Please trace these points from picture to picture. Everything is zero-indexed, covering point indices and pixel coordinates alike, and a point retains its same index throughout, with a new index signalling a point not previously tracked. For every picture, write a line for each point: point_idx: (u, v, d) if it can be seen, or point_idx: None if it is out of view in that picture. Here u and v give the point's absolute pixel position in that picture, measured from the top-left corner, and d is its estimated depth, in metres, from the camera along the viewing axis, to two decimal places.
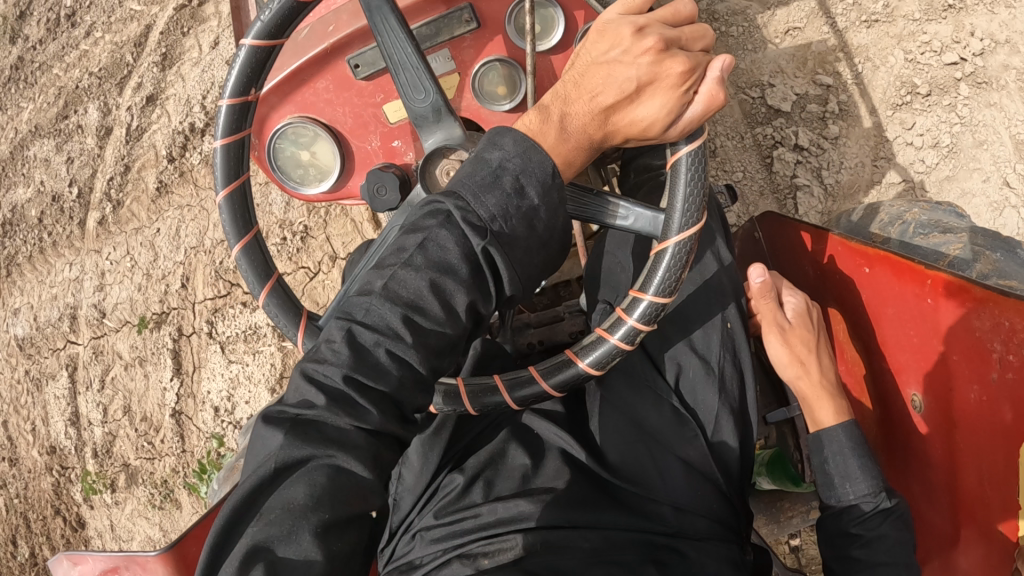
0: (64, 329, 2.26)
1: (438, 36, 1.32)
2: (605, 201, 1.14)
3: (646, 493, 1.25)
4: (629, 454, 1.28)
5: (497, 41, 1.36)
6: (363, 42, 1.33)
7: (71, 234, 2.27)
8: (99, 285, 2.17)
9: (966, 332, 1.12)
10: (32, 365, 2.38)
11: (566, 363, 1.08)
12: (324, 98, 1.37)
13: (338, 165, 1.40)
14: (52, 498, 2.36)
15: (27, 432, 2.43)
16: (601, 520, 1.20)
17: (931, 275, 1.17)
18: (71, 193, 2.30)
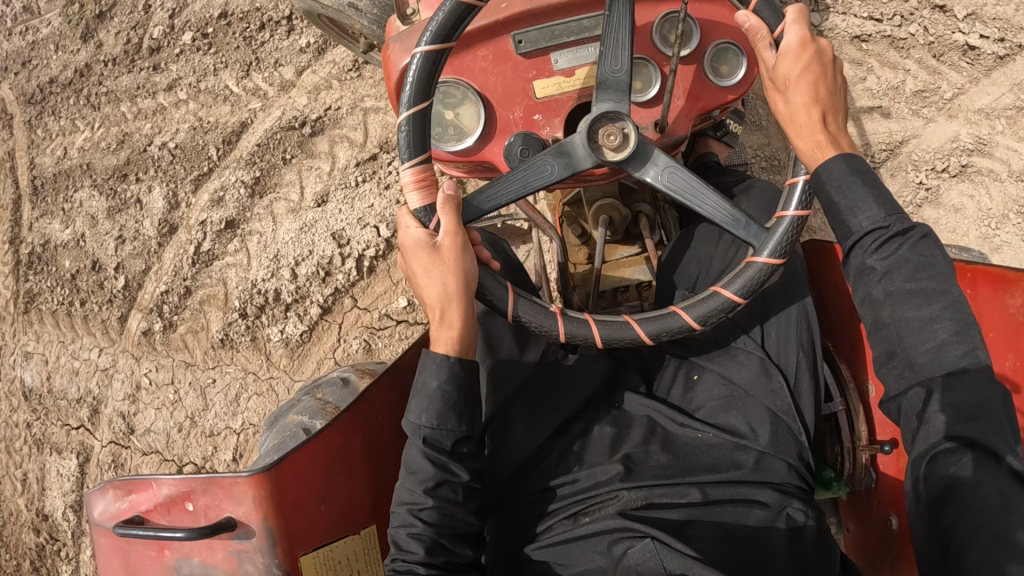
0: (80, 414, 2.14)
1: (592, 28, 1.29)
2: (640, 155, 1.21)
3: (732, 449, 1.25)
4: (720, 416, 1.30)
5: (646, 47, 1.30)
6: (532, 21, 1.30)
7: (104, 318, 2.10)
8: (131, 393, 2.02)
9: (1000, 313, 1.16)
10: (37, 420, 2.28)
11: (714, 295, 1.19)
12: (479, 68, 1.31)
13: (482, 129, 1.32)
14: (33, 559, 2.30)
15: (17, 479, 2.35)
16: (694, 481, 1.24)
17: (971, 267, 1.19)
18: (114, 272, 2.10)
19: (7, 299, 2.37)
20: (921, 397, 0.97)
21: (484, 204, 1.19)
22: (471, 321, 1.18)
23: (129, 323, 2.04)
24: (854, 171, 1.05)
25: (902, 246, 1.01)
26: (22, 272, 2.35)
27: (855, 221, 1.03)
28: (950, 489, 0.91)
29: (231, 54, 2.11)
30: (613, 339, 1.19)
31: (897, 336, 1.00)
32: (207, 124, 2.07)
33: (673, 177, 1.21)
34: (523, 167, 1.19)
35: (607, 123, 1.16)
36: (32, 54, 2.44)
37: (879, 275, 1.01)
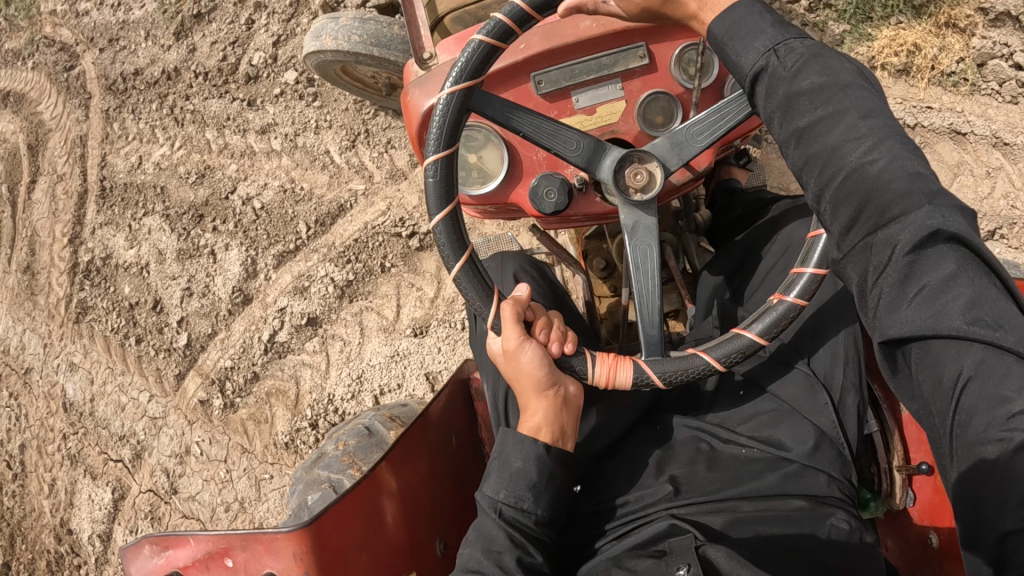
0: (118, 449, 2.09)
1: (612, 66, 1.29)
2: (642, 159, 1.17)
3: (774, 462, 1.23)
4: (765, 430, 1.27)
5: (665, 79, 1.30)
6: (551, 61, 1.29)
7: (158, 365, 2.01)
8: (179, 453, 1.96)
9: None
10: (73, 436, 2.24)
11: (739, 334, 1.17)
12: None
13: (506, 171, 1.33)
14: (50, 565, 2.31)
15: (45, 480, 2.33)
16: (740, 496, 1.21)
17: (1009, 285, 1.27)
18: (175, 324, 1.98)
19: (61, 301, 2.34)
20: (880, 244, 0.82)
21: (651, 326, 1.19)
22: (555, 403, 1.19)
23: (186, 383, 1.95)
24: (727, 30, 0.97)
25: (810, 78, 0.90)
26: (80, 279, 2.29)
27: (744, 64, 0.95)
28: (937, 372, 0.77)
29: (337, 115, 1.95)
30: (679, 371, 1.15)
31: (833, 210, 0.87)
32: (298, 191, 1.92)
33: (698, 133, 1.20)
34: (636, 265, 1.21)
35: (634, 163, 1.16)
36: (120, 34, 2.47)
37: (795, 92, 0.91)
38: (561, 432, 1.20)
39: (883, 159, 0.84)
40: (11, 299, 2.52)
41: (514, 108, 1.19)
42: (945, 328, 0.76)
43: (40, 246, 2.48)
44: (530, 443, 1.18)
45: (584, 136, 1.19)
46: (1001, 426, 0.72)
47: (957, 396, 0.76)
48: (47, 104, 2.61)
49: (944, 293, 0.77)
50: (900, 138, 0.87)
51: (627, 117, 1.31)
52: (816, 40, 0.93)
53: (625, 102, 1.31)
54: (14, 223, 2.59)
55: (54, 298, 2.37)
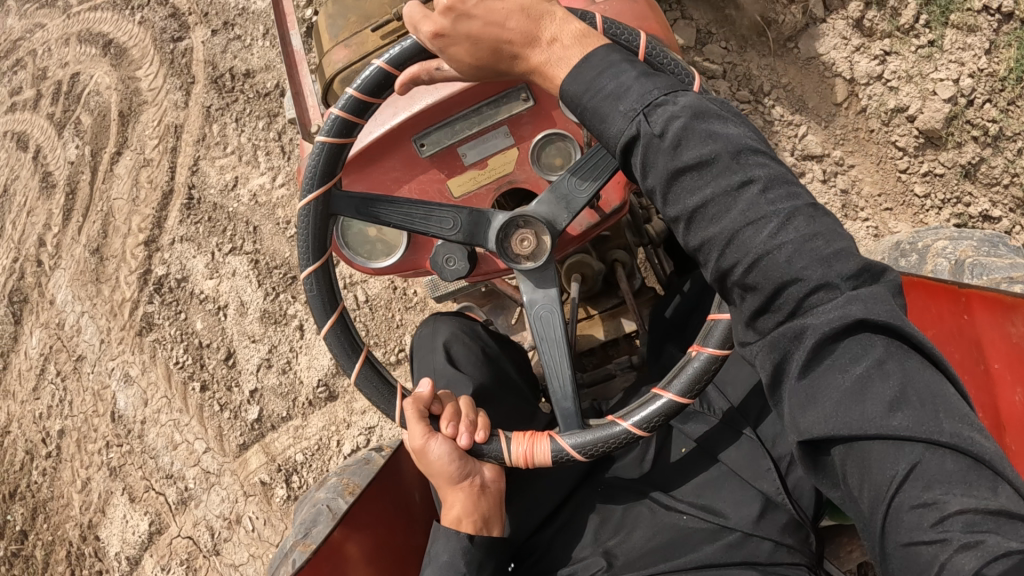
0: (159, 481, 2.03)
1: (492, 118, 1.33)
2: (516, 226, 1.21)
3: (716, 534, 1.23)
4: (709, 496, 1.27)
5: (555, 119, 1.32)
6: (431, 121, 1.34)
7: (221, 422, 1.92)
8: (228, 518, 1.89)
9: (1002, 339, 1.14)
10: (116, 447, 2.16)
11: (655, 398, 1.16)
12: (392, 177, 1.37)
13: (406, 241, 1.39)
14: (69, 559, 2.27)
15: (78, 473, 2.27)
16: (676, 571, 1.21)
17: (964, 292, 1.21)
18: (245, 392, 1.90)
19: (127, 302, 2.25)
20: (790, 337, 0.80)
21: (565, 400, 1.21)
22: (462, 496, 1.19)
23: (248, 454, 1.88)
24: (586, 92, 0.93)
25: (673, 191, 0.87)
26: (150, 288, 2.18)
27: (611, 132, 0.91)
28: (869, 475, 0.75)
29: None
30: (589, 444, 1.15)
31: (743, 295, 0.84)
32: (409, 296, 1.86)
33: (570, 189, 1.22)
34: (541, 337, 1.24)
35: (518, 228, 1.21)
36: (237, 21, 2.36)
37: (678, 167, 0.86)
38: (484, 521, 1.20)
39: (788, 245, 0.79)
40: (77, 268, 2.49)
41: (378, 202, 1.25)
42: (876, 426, 0.74)
43: (114, 231, 2.42)
44: (451, 536, 1.18)
45: (459, 212, 1.24)
46: (926, 537, 0.70)
47: (886, 505, 0.74)
48: (146, 70, 2.58)
49: (864, 391, 0.76)
50: (812, 207, 0.82)
51: (523, 164, 1.36)
52: (687, 94, 0.88)
53: (517, 150, 1.35)
54: (92, 188, 2.56)
55: (121, 291, 2.29)
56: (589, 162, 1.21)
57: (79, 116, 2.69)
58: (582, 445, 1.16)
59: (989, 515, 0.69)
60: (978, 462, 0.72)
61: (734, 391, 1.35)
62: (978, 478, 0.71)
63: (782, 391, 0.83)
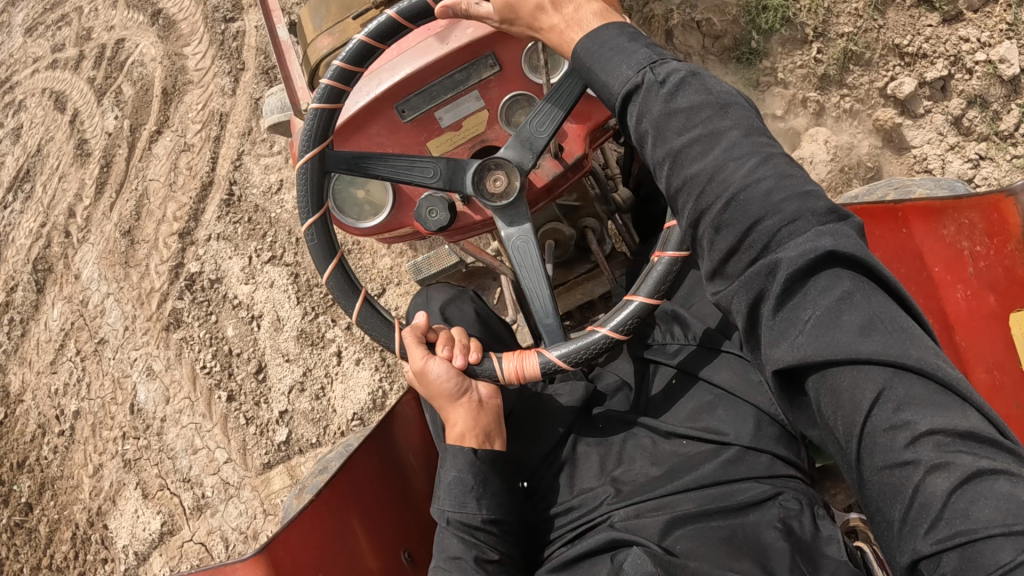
0: (174, 481, 2.01)
1: (463, 82, 1.37)
2: (489, 165, 1.28)
3: (717, 452, 1.19)
4: (703, 419, 1.24)
5: (520, 81, 1.38)
6: (408, 88, 1.36)
7: (245, 436, 1.89)
8: (246, 531, 1.89)
9: (939, 241, 1.30)
10: (132, 439, 2.13)
11: (624, 307, 1.21)
12: (376, 144, 1.41)
13: (392, 201, 1.44)
14: (74, 541, 2.26)
15: (91, 457, 2.24)
16: (681, 490, 1.16)
17: (900, 207, 1.32)
18: (277, 412, 1.87)
19: (154, 293, 2.20)
20: (764, 273, 0.85)
21: (547, 316, 1.29)
22: (454, 410, 1.22)
23: (271, 474, 1.86)
24: (599, 45, 1.05)
25: (659, 141, 0.96)
26: (181, 283, 2.13)
27: (615, 86, 1.02)
28: (841, 400, 0.79)
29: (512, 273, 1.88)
30: (573, 352, 1.20)
31: (720, 234, 0.90)
32: None
33: (541, 124, 1.29)
34: (519, 265, 1.32)
35: (491, 169, 1.28)
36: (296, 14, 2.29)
37: (668, 112, 0.96)
38: (485, 436, 1.21)
39: (768, 177, 0.87)
40: (106, 245, 2.44)
41: (367, 158, 1.31)
42: (845, 353, 0.78)
43: (147, 214, 2.36)
44: (459, 452, 1.19)
45: (438, 159, 1.31)
46: (900, 453, 0.75)
47: (862, 425, 0.78)
48: (194, 48, 2.51)
49: (835, 319, 0.80)
50: (783, 155, 0.91)
51: (493, 124, 1.41)
52: (681, 63, 0.99)
53: (488, 112, 1.40)
54: (128, 166, 2.51)
55: (150, 279, 2.24)
56: (560, 97, 1.28)
57: (119, 85, 2.61)
58: (567, 355, 1.20)
59: (956, 436, 0.73)
60: (943, 386, 0.76)
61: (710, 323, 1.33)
62: (945, 400, 0.76)
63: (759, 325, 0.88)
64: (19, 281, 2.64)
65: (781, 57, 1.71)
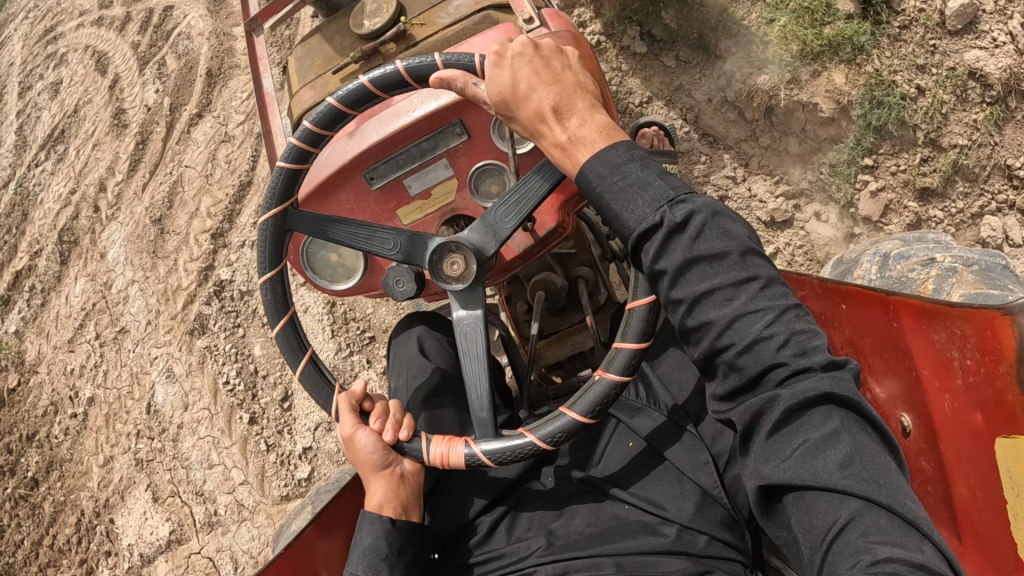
0: (186, 491, 1.97)
1: (433, 150, 1.25)
2: (444, 247, 1.15)
3: (656, 526, 1.14)
4: (651, 487, 1.17)
5: (489, 150, 1.26)
6: (375, 155, 1.26)
7: (265, 463, 1.84)
8: (255, 557, 1.85)
9: (926, 346, 1.03)
10: (146, 439, 2.09)
11: (558, 416, 1.08)
12: (346, 210, 1.30)
13: (364, 263, 1.34)
14: (80, 527, 2.25)
15: (103, 446, 2.21)
16: (609, 552, 1.11)
17: (892, 299, 1.07)
18: (301, 445, 1.81)
19: (182, 291, 2.12)
20: (761, 406, 0.82)
21: (481, 409, 1.13)
22: (379, 484, 1.12)
23: (288, 506, 1.82)
24: (611, 167, 0.91)
25: (675, 288, 0.86)
26: (210, 288, 2.03)
27: (629, 220, 0.89)
28: (818, 520, 0.77)
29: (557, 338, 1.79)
30: (499, 453, 1.08)
31: (728, 371, 0.85)
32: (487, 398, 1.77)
33: (505, 214, 1.15)
34: (462, 353, 1.17)
35: (450, 252, 1.15)
36: None
37: (691, 257, 0.85)
38: (403, 508, 1.13)
39: (780, 336, 0.81)
40: (136, 227, 2.37)
41: (329, 221, 1.20)
42: (817, 478, 0.77)
43: (180, 204, 2.27)
44: (375, 522, 1.10)
45: (399, 232, 1.19)
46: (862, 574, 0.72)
47: (830, 540, 0.76)
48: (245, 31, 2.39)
49: (819, 451, 0.78)
50: (800, 310, 0.83)
51: (462, 191, 1.29)
52: (704, 198, 0.87)
53: (457, 181, 1.28)
54: (165, 147, 2.41)
55: (178, 274, 2.16)
56: (536, 180, 1.14)
57: (163, 57, 2.49)
58: (491, 457, 1.08)
59: (915, 568, 0.69)
60: (909, 525, 0.73)
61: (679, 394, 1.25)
62: (910, 537, 0.73)
63: (749, 447, 0.85)
64: (45, 249, 2.59)
65: (884, 158, 1.56)
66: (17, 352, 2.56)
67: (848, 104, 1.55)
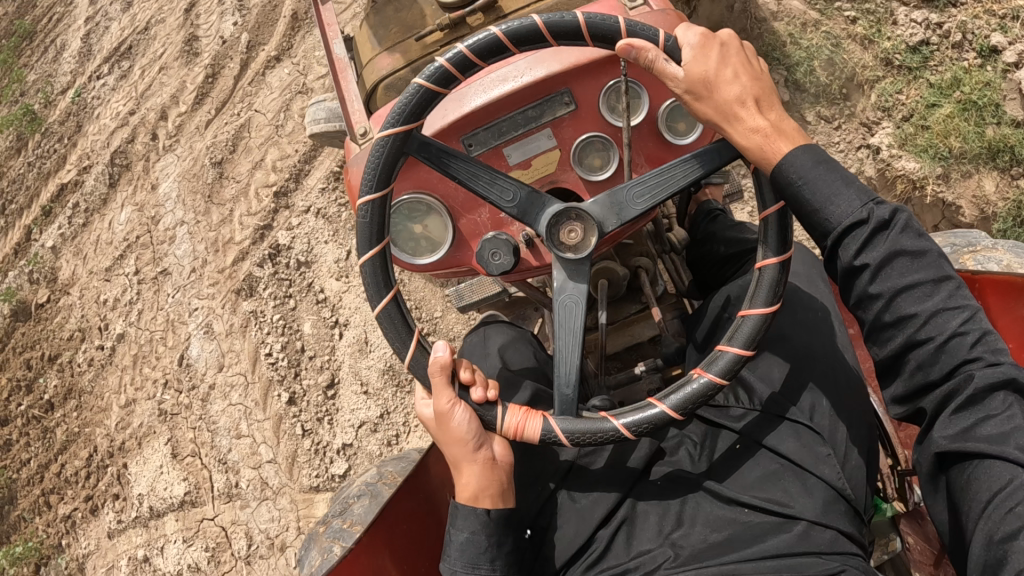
0: (207, 454, 1.90)
1: (539, 117, 1.14)
2: (563, 213, 1.00)
3: (782, 525, 1.01)
4: (764, 485, 1.04)
5: (599, 123, 1.15)
6: (475, 121, 1.13)
7: (298, 449, 1.75)
8: (274, 538, 1.79)
9: (1016, 323, 1.14)
10: (173, 391, 2.01)
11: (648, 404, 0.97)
12: (436, 176, 1.17)
13: (452, 237, 1.18)
14: (89, 462, 2.18)
15: (126, 385, 2.13)
16: (740, 557, 0.98)
17: (977, 279, 1.18)
18: (340, 442, 1.72)
19: (233, 246, 2.01)
20: (947, 394, 0.87)
21: (566, 385, 0.98)
22: (476, 470, 0.99)
23: (316, 497, 1.74)
24: (817, 160, 0.91)
25: (873, 280, 0.89)
26: (264, 250, 1.91)
27: (833, 217, 0.90)
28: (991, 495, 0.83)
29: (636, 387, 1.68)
30: (580, 433, 0.96)
31: (909, 362, 0.90)
32: None
33: (635, 193, 1.01)
34: (557, 323, 1.00)
35: (568, 217, 1.00)
36: None
37: (896, 251, 0.88)
38: (501, 493, 1.02)
39: (974, 333, 0.86)
40: (194, 164, 2.26)
41: (451, 155, 1.02)
42: (996, 449, 0.83)
43: (244, 150, 2.16)
44: (471, 514, 1.00)
45: (523, 185, 1.02)
46: None
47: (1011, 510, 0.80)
48: None
49: (1005, 436, 0.83)
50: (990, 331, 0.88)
51: (563, 165, 1.17)
52: (902, 213, 0.89)
53: (558, 152, 1.16)
54: (235, 85, 2.29)
55: (232, 225, 2.04)
56: (690, 165, 1.01)
57: None
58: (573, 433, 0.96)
59: None
60: None
61: (764, 378, 1.11)
62: None
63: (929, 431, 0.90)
64: (94, 167, 2.48)
65: None
66: (51, 268, 2.48)
67: (991, 215, 1.60)
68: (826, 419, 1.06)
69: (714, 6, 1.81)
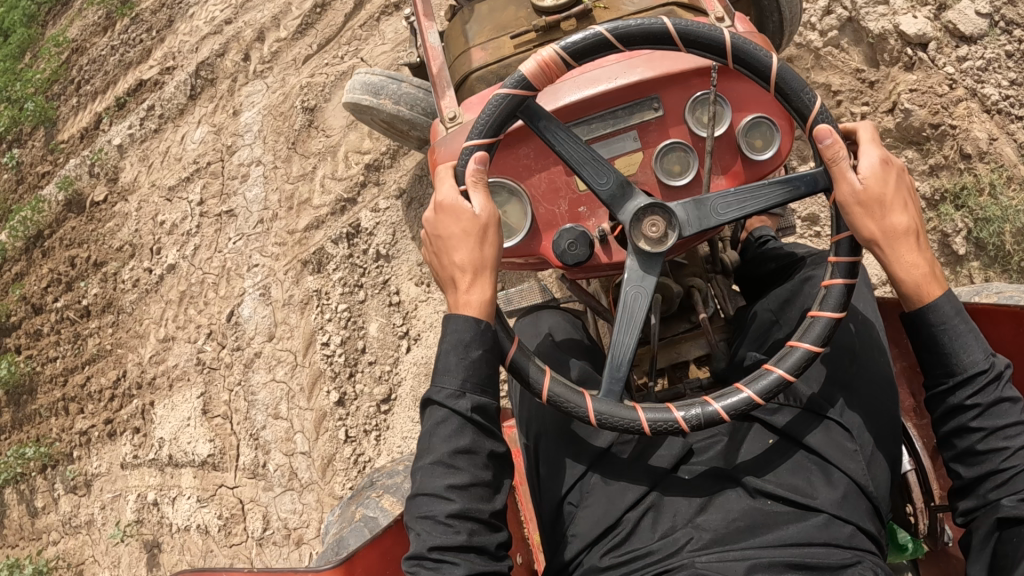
0: (239, 423, 1.81)
1: (627, 118, 1.12)
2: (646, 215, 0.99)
3: (804, 514, 0.99)
4: (791, 477, 1.02)
5: (681, 130, 1.13)
6: (567, 114, 1.12)
7: (337, 454, 1.69)
8: (291, 530, 1.73)
9: None
10: (215, 344, 1.90)
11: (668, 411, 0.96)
12: (521, 164, 1.14)
13: (529, 226, 1.14)
14: (115, 385, 2.10)
15: (168, 319, 2.03)
16: (766, 542, 0.96)
17: None
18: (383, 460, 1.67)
19: (308, 209, 1.86)
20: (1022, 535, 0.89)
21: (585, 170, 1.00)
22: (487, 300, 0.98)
23: None
24: (955, 309, 0.95)
25: (975, 402, 0.93)
26: (342, 226, 1.79)
27: (962, 362, 0.94)
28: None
29: None
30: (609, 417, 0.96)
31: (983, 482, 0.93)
32: None
33: (725, 203, 1.00)
34: (581, 158, 1.00)
35: (647, 211, 0.99)
36: None
37: (999, 398, 0.93)
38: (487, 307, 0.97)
39: None
40: (283, 101, 2.08)
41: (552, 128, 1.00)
42: None
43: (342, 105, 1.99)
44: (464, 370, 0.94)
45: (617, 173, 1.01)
46: None
47: None
48: None
49: None
50: None
51: (643, 167, 1.14)
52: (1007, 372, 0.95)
53: (640, 153, 1.13)
54: (347, 26, 2.09)
55: (311, 184, 1.88)
56: (781, 188, 0.99)
57: None
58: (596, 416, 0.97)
59: None
60: None
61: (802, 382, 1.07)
62: None
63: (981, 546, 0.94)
64: (178, 71, 2.30)
65: None
66: (112, 167, 2.33)
67: None
68: (853, 419, 1.05)
69: (905, 126, 1.70)
